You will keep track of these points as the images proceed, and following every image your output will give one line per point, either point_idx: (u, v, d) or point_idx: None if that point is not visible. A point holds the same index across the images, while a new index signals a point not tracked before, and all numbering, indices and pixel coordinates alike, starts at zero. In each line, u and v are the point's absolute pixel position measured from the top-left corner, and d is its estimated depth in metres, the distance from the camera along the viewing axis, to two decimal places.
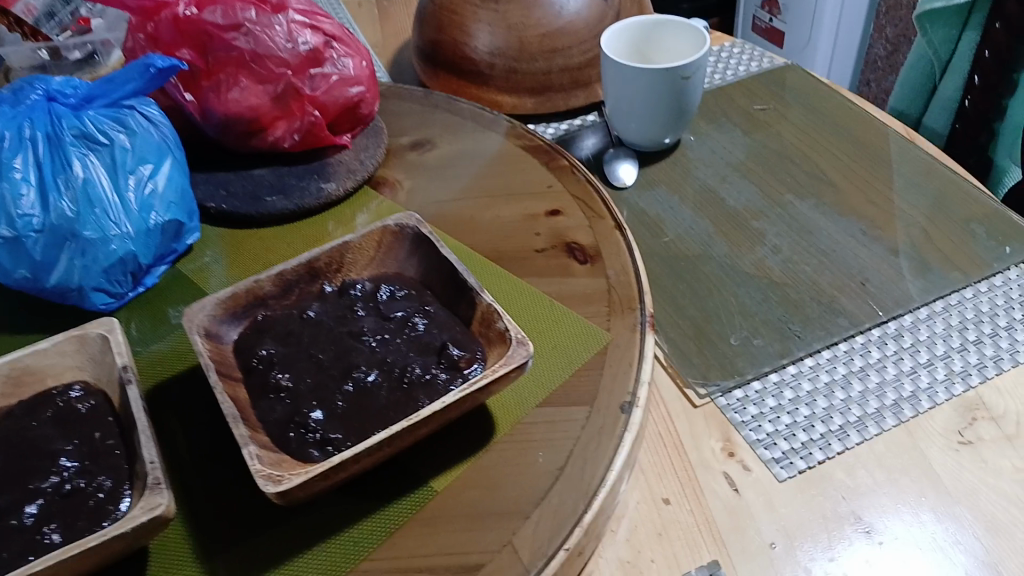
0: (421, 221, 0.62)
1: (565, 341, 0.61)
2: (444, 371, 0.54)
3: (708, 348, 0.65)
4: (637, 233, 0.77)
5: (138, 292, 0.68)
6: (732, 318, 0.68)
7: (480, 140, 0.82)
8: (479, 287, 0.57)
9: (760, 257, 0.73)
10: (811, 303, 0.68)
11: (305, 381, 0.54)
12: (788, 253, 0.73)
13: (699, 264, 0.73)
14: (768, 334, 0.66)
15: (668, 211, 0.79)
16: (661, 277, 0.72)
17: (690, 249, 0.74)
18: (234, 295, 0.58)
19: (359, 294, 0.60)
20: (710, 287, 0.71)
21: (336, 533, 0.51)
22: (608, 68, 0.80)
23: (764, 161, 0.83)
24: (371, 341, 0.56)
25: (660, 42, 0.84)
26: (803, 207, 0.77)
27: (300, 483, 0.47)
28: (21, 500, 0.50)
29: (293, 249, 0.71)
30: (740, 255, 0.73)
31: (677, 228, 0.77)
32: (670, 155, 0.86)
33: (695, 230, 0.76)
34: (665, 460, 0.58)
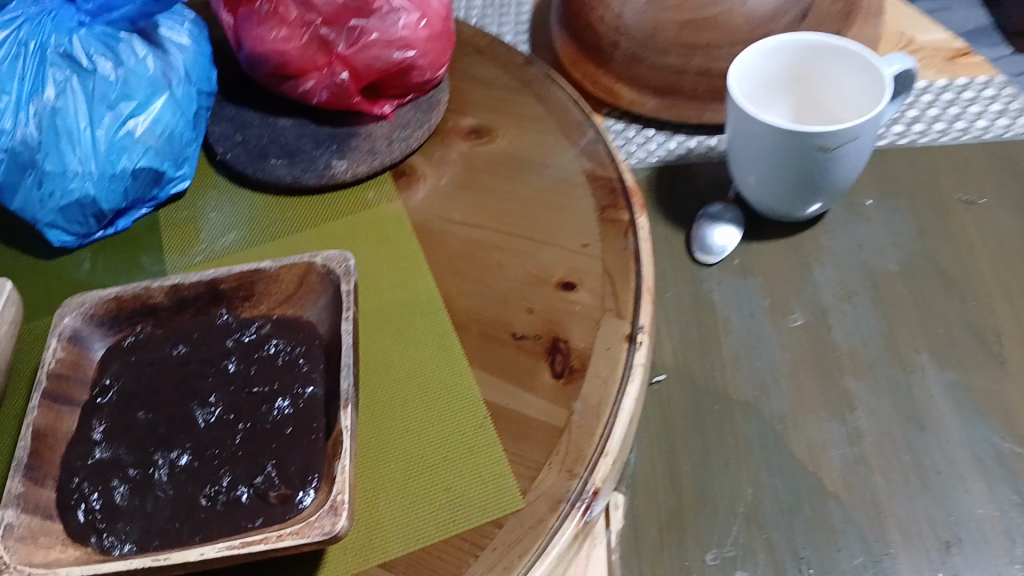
0: (349, 273, 0.49)
1: (466, 487, 0.46)
2: (253, 494, 0.42)
3: (673, 550, 0.50)
4: (685, 342, 0.59)
5: (105, 233, 0.62)
6: (732, 519, 0.50)
7: (548, 148, 0.64)
8: (345, 400, 0.44)
9: (824, 441, 0.51)
10: (850, 546, 0.48)
11: (122, 439, 0.45)
12: (869, 449, 0.51)
13: (737, 418, 0.54)
14: (761, 567, 0.48)
15: (742, 320, 0.58)
16: (677, 418, 0.55)
17: (738, 392, 0.55)
18: (118, 299, 0.49)
19: (245, 341, 0.49)
20: (730, 460, 0.52)
21: None
22: (730, 102, 0.58)
23: (919, 289, 0.57)
24: (211, 416, 0.45)
25: (837, 80, 0.61)
26: (933, 384, 0.53)
27: None
28: None
29: (269, 231, 0.61)
30: (799, 426, 0.52)
31: (737, 350, 0.57)
32: (799, 233, 0.63)
33: (763, 362, 0.56)
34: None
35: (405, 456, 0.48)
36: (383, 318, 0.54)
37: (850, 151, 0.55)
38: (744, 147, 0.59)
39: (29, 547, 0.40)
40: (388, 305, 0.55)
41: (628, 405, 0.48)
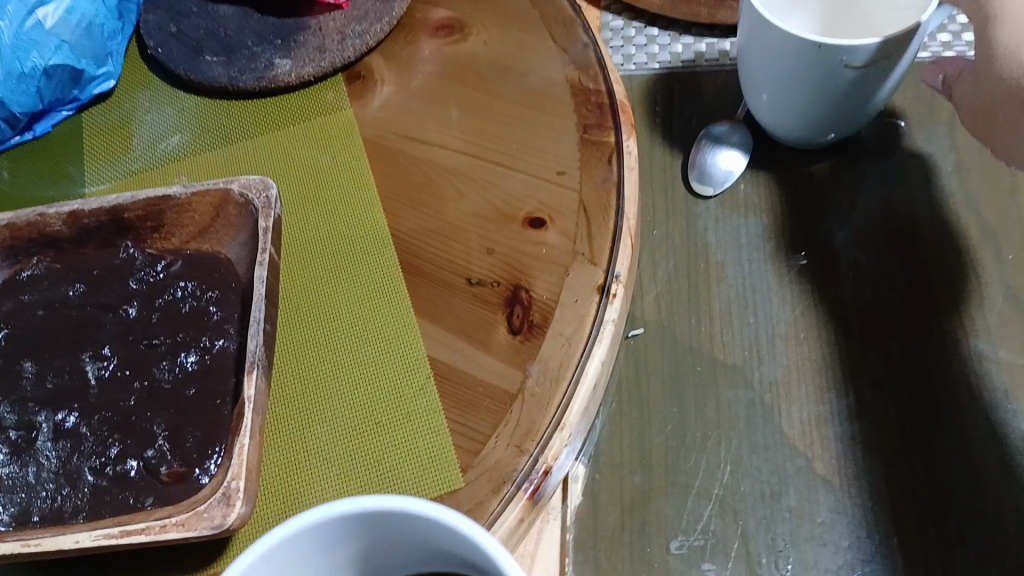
0: (270, 206, 0.41)
1: (397, 461, 0.40)
2: (143, 468, 0.36)
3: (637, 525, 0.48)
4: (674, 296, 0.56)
5: (22, 139, 0.55)
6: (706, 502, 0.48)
7: (528, 50, 0.54)
8: (252, 363, 0.37)
9: (808, 419, 0.50)
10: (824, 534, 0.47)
11: (5, 394, 0.39)
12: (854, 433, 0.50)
13: (719, 383, 0.52)
14: (733, 561, 0.46)
15: (738, 281, 0.56)
16: (656, 379, 0.53)
17: (723, 355, 0.53)
18: (8, 227, 0.43)
19: (150, 281, 0.42)
20: (705, 431, 0.51)
21: None
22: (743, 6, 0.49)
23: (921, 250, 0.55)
24: (104, 371, 0.39)
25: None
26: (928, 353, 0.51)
27: None
28: None
29: (200, 142, 0.53)
30: (786, 397, 0.51)
31: (726, 308, 0.55)
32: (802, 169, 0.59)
33: (756, 319, 0.54)
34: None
35: (333, 422, 0.42)
36: (321, 254, 0.48)
37: (878, 72, 0.47)
38: (758, 63, 0.51)
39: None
40: (327, 239, 0.48)
41: (591, 372, 0.41)
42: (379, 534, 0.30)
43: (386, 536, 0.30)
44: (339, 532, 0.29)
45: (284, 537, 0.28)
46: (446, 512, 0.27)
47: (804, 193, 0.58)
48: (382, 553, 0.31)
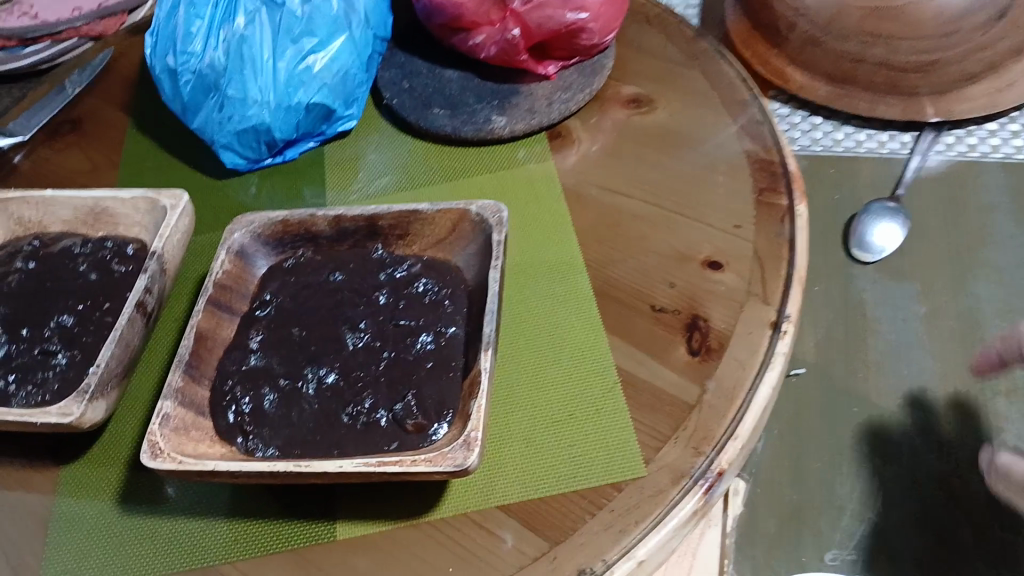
0: (502, 224, 0.50)
1: (588, 447, 0.47)
2: (390, 420, 0.44)
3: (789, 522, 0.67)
4: (834, 341, 0.73)
5: (275, 161, 0.66)
6: (855, 524, 0.66)
7: (709, 125, 0.63)
8: (487, 343, 0.45)
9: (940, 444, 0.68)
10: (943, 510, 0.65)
11: (275, 350, 0.48)
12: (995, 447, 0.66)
13: (863, 426, 0.69)
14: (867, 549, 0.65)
15: (900, 340, 0.72)
16: (811, 416, 0.71)
17: (874, 398, 0.70)
18: (285, 222, 0.52)
19: (396, 277, 0.51)
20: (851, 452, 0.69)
21: (236, 519, 0.47)
22: None
23: None
24: (359, 340, 0.47)
25: None
26: None
27: (169, 471, 0.42)
28: (35, 321, 0.52)
29: (421, 179, 0.63)
30: (924, 437, 0.69)
31: (880, 353, 0.72)
32: (961, 201, 0.75)
33: (904, 372, 0.70)
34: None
35: (536, 409, 0.49)
36: (523, 274, 0.56)
37: None
38: None
39: (181, 437, 0.44)
40: (530, 263, 0.56)
41: (763, 394, 0.47)
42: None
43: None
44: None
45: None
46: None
47: (958, 258, 0.73)
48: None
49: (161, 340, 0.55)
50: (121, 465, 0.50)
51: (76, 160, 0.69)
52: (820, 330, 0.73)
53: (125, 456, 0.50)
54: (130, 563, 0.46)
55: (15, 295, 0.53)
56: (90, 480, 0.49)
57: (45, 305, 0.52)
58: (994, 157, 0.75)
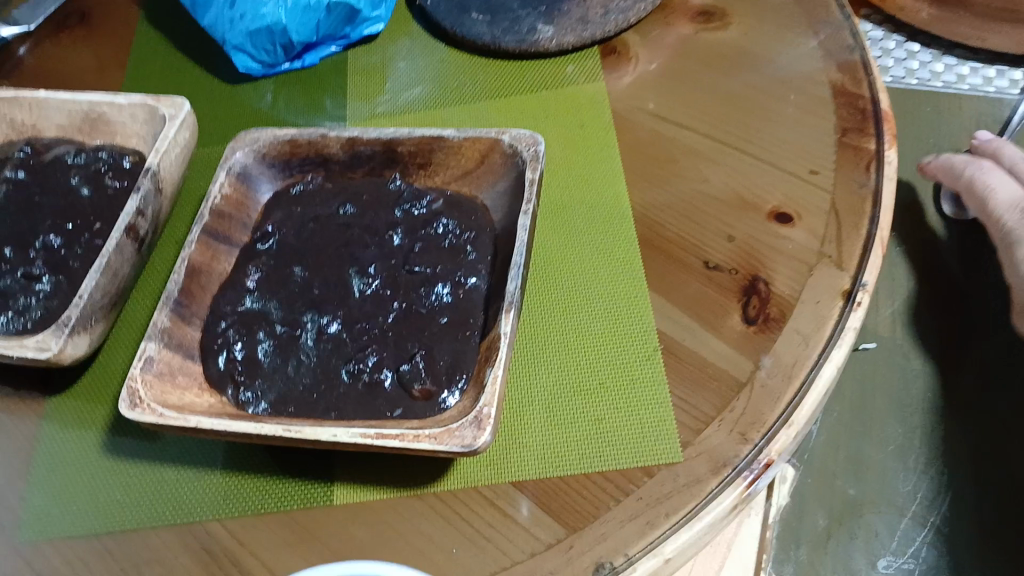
0: (537, 158, 0.43)
1: (621, 421, 0.41)
2: (396, 382, 0.39)
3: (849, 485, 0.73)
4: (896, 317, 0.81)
5: (292, 66, 0.59)
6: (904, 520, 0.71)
7: (790, 48, 0.54)
8: (510, 301, 0.39)
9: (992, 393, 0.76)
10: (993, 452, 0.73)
11: (274, 291, 0.43)
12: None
13: (912, 398, 0.77)
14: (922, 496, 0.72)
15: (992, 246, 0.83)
16: (862, 400, 0.78)
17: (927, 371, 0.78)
18: (293, 141, 0.46)
19: (413, 214, 0.45)
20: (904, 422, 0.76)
21: (230, 472, 0.43)
22: None
23: None
24: (367, 286, 0.42)
25: None
26: None
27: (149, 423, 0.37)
28: (20, 240, 0.47)
29: (454, 94, 0.56)
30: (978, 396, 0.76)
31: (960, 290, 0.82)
32: None
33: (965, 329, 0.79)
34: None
35: (562, 373, 0.43)
36: (561, 215, 0.49)
37: None
38: None
39: (165, 385, 0.39)
40: (570, 202, 0.50)
41: (827, 376, 0.41)
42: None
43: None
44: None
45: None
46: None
47: None
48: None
49: (158, 266, 0.50)
50: (110, 404, 0.46)
51: (81, 54, 0.63)
52: (898, 299, 0.82)
53: (112, 395, 0.46)
54: (113, 512, 0.42)
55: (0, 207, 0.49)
56: (78, 415, 0.46)
57: (32, 222, 0.48)
58: None
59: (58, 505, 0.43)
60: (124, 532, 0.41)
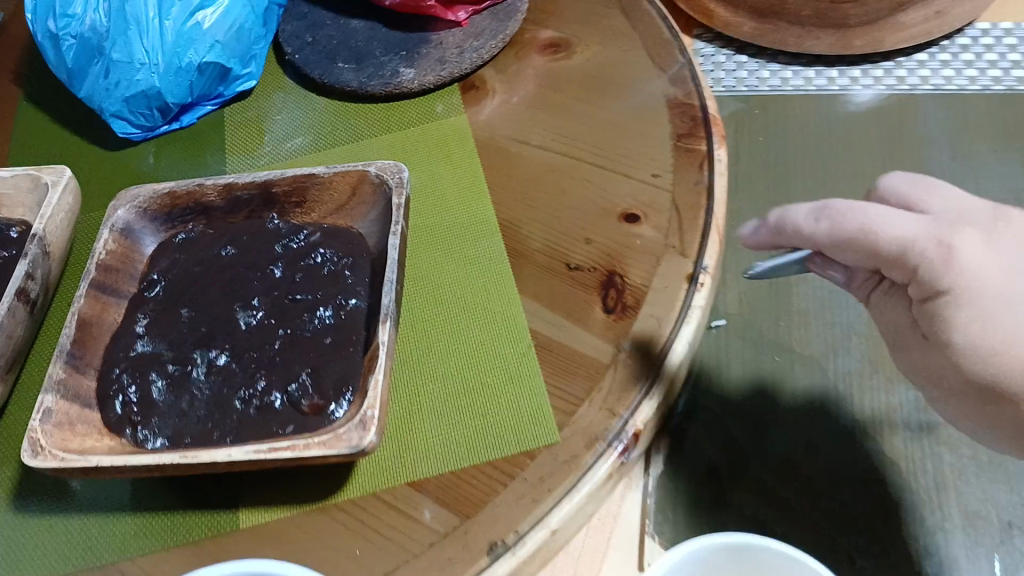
0: (402, 185, 0.47)
1: (500, 412, 0.45)
2: (287, 402, 0.41)
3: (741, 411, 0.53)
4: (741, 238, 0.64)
5: (172, 128, 0.62)
6: (765, 501, 0.48)
7: (629, 68, 0.60)
8: (385, 314, 0.42)
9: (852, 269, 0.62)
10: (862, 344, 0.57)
11: (165, 334, 0.45)
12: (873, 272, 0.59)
13: None
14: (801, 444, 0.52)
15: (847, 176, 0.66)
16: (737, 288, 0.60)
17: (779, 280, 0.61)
18: (171, 193, 0.49)
19: (292, 248, 0.48)
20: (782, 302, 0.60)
21: (138, 511, 0.44)
22: None
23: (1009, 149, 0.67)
24: (253, 318, 0.45)
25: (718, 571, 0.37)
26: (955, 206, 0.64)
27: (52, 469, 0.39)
28: None
29: (328, 139, 0.60)
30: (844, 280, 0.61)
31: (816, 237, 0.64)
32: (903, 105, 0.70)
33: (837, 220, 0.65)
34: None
35: (443, 376, 0.47)
36: (433, 237, 0.53)
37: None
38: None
39: (65, 433, 0.41)
40: (440, 225, 0.54)
41: (679, 351, 0.46)
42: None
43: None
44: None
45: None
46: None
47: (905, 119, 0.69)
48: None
49: (52, 327, 0.52)
50: (15, 465, 0.47)
51: None
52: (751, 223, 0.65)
53: (15, 455, 0.47)
54: (24, 565, 0.44)
55: None
56: None
57: None
58: (925, 89, 0.70)
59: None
60: None
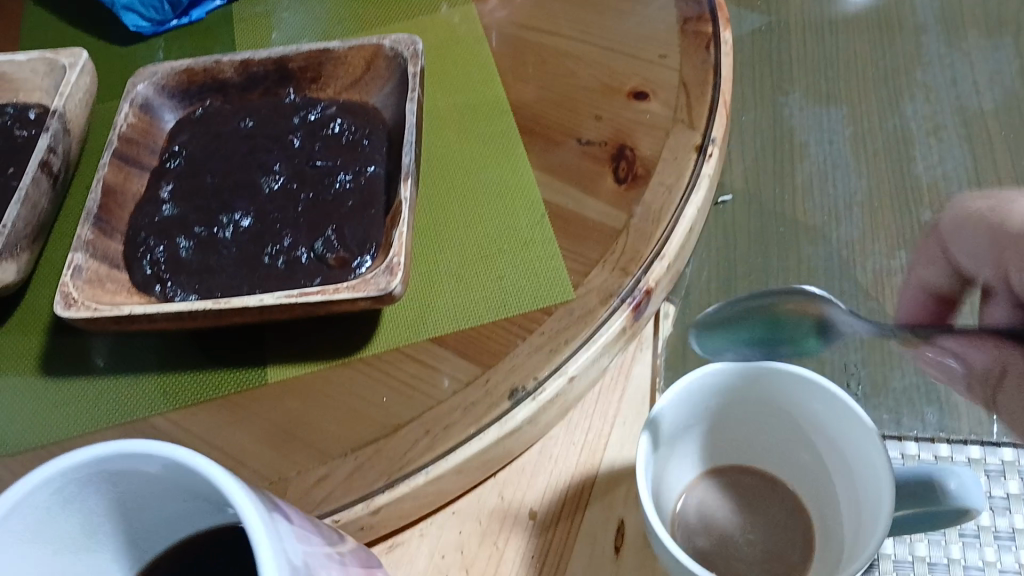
0: (417, 56, 0.48)
1: (517, 274, 0.47)
2: (312, 257, 0.43)
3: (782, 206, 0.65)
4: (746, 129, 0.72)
5: (181, 23, 0.63)
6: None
7: None
8: (406, 171, 0.44)
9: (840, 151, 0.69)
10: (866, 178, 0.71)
11: (189, 200, 0.46)
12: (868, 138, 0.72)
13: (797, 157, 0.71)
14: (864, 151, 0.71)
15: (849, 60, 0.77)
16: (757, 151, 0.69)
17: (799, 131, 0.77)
18: (188, 69, 0.50)
19: (310, 120, 0.49)
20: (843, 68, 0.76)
21: (168, 371, 0.46)
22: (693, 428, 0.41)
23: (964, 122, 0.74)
24: (275, 183, 0.46)
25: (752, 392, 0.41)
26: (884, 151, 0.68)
27: (84, 320, 0.40)
28: None
29: (336, 30, 0.61)
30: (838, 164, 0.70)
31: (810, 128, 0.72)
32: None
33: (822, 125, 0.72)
34: (559, 486, 0.46)
35: (460, 243, 0.49)
36: (447, 119, 0.54)
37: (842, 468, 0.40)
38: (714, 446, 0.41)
39: (95, 289, 0.42)
40: (453, 108, 0.55)
41: (690, 214, 0.47)
42: (134, 479, 0.26)
43: (148, 487, 0.27)
44: (99, 477, 0.26)
45: (30, 485, 0.25)
46: (237, 483, 0.24)
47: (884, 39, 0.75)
48: (132, 510, 0.28)
49: (71, 209, 0.53)
50: (42, 334, 0.49)
51: None
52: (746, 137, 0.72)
53: (43, 324, 0.49)
54: (55, 422, 0.45)
55: None
56: (10, 349, 0.48)
57: None
58: None
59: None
60: (73, 437, 0.44)
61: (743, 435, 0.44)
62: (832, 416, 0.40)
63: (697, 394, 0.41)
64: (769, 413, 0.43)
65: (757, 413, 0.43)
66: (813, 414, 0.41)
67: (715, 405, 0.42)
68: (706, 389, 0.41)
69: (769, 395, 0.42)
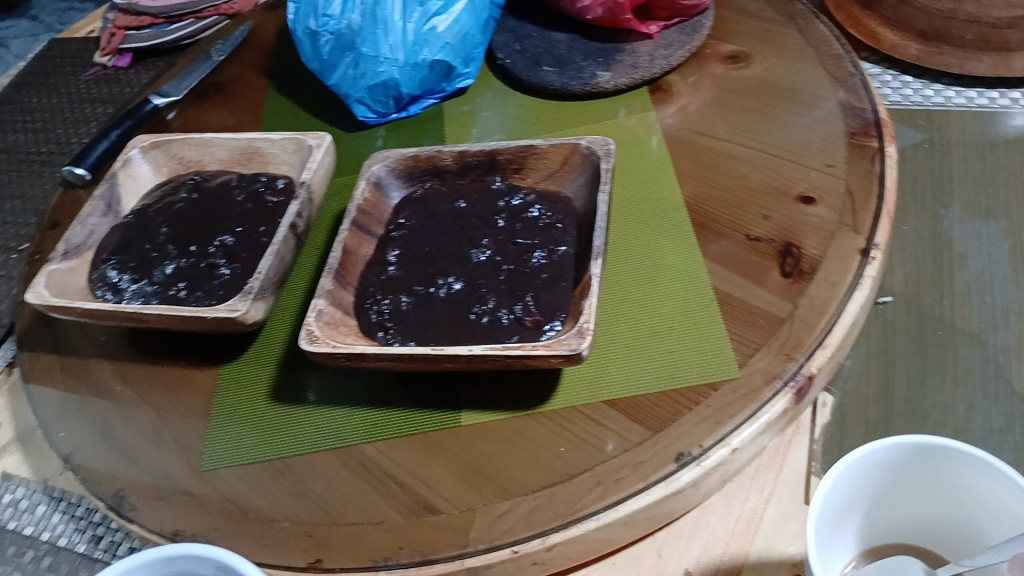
0: (609, 155, 0.56)
1: (685, 350, 0.52)
2: (512, 319, 0.50)
3: (930, 329, 0.69)
4: (897, 246, 0.76)
5: (401, 116, 0.73)
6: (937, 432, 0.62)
7: (805, 78, 0.67)
8: (598, 252, 0.50)
9: (994, 272, 0.72)
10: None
11: (409, 264, 0.55)
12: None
13: (954, 268, 0.73)
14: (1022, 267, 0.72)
15: (1008, 180, 0.79)
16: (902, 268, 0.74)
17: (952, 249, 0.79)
18: (416, 156, 0.60)
19: (513, 204, 0.57)
20: (994, 187, 0.79)
21: (376, 408, 0.53)
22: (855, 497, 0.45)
23: None
24: (483, 256, 0.54)
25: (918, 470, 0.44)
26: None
27: (324, 354, 0.48)
28: (206, 249, 0.61)
29: (532, 127, 0.69)
30: (990, 279, 0.72)
31: (967, 242, 0.75)
32: None
33: (979, 242, 0.75)
34: (713, 551, 0.50)
35: (635, 320, 0.55)
36: (628, 209, 0.61)
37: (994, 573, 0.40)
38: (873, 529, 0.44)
39: (332, 330, 0.50)
40: (633, 201, 0.62)
41: (852, 310, 0.51)
42: None
43: None
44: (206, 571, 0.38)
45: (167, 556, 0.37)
46: None
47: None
48: None
49: (304, 266, 0.63)
50: (271, 367, 0.58)
51: (223, 118, 0.78)
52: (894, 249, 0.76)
53: (275, 358, 0.58)
54: (280, 441, 0.53)
55: (186, 226, 0.63)
56: (247, 376, 0.57)
57: (209, 228, 0.63)
58: None
59: (235, 447, 0.53)
60: (296, 455, 0.52)
61: (911, 516, 0.46)
62: (1004, 506, 0.41)
63: (869, 467, 0.43)
64: (936, 495, 0.45)
65: (915, 492, 0.45)
66: (984, 501, 0.42)
67: (886, 480, 0.45)
68: (878, 464, 0.44)
69: (942, 478, 0.44)
